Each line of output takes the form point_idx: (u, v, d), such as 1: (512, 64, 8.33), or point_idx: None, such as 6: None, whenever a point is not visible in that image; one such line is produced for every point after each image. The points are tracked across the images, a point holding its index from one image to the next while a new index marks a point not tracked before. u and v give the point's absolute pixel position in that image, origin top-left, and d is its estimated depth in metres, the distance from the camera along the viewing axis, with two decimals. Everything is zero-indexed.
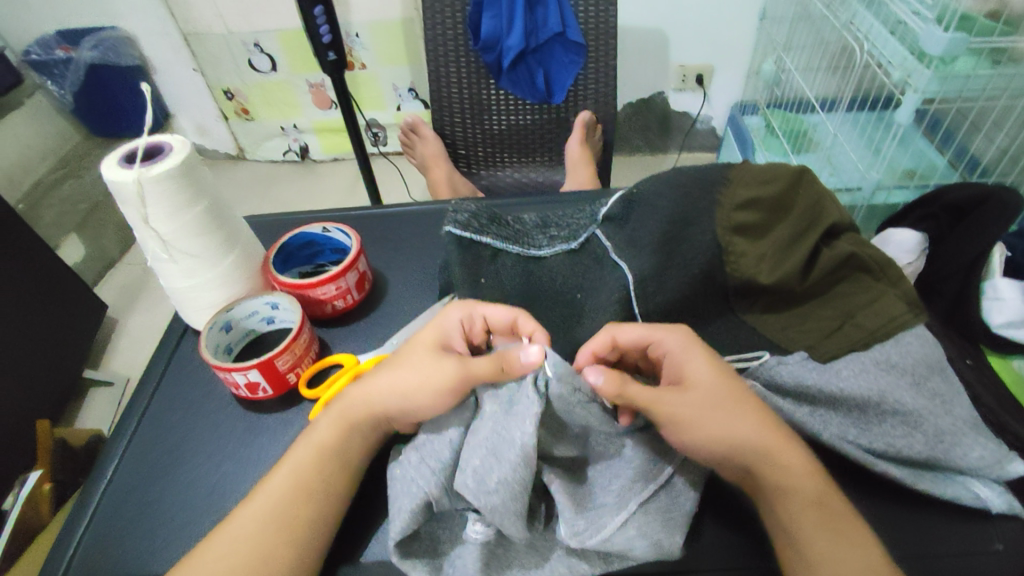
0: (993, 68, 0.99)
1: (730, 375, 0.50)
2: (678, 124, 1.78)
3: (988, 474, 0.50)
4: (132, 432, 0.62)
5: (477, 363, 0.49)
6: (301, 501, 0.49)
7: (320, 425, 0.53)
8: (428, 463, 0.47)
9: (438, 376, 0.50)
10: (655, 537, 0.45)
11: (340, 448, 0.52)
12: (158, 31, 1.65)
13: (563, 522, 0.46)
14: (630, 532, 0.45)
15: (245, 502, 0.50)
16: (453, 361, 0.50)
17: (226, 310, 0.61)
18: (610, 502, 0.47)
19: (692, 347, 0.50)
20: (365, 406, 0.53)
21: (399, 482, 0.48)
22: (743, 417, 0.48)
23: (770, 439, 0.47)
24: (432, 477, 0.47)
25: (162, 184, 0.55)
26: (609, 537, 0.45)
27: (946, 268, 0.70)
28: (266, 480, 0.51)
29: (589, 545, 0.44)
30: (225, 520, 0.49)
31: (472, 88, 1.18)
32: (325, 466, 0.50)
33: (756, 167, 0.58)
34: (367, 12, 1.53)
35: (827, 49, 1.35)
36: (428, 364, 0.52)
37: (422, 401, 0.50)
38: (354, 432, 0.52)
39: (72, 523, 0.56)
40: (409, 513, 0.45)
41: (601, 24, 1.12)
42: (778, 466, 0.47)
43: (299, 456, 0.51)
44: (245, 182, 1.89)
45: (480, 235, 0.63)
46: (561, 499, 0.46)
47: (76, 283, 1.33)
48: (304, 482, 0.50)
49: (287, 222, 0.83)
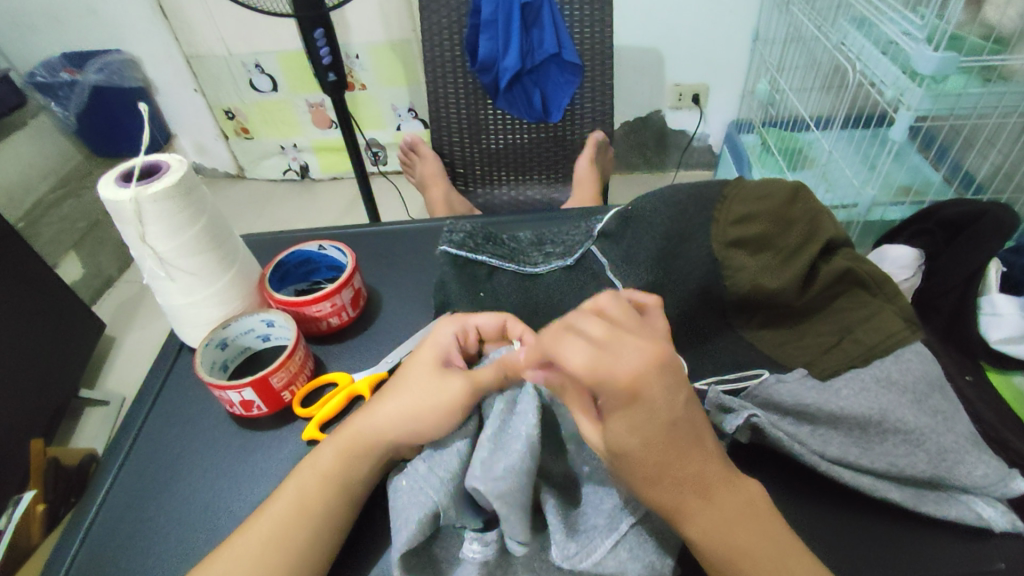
0: (982, 86, 0.98)
1: (671, 433, 0.40)
2: (675, 141, 1.80)
3: (992, 493, 0.49)
4: (128, 450, 0.61)
5: (483, 373, 0.50)
6: (304, 524, 0.48)
7: (325, 452, 0.52)
8: (436, 472, 0.46)
9: (443, 392, 0.50)
10: (648, 559, 0.45)
11: (343, 471, 0.51)
12: (162, 54, 1.68)
13: (554, 542, 0.44)
14: (622, 555, 0.44)
15: (247, 524, 0.49)
16: (458, 376, 0.50)
17: (222, 328, 0.61)
18: (601, 524, 0.46)
19: (639, 392, 0.38)
20: (365, 432, 0.52)
21: (407, 493, 0.46)
22: (662, 480, 0.42)
23: (705, 506, 0.43)
24: (440, 486, 0.45)
25: (159, 203, 0.55)
26: (599, 561, 0.44)
27: (945, 281, 0.70)
28: (269, 502, 0.50)
29: (580, 568, 0.44)
30: (225, 542, 0.49)
31: (470, 108, 1.20)
32: (330, 488, 0.50)
33: (750, 184, 0.58)
34: (367, 35, 1.56)
35: (819, 69, 1.42)
36: (434, 383, 0.51)
37: (429, 420, 0.49)
38: (357, 457, 0.51)
39: (64, 542, 0.55)
40: (416, 522, 0.44)
41: (597, 45, 1.15)
42: (705, 528, 0.42)
43: (304, 477, 0.51)
44: (245, 200, 1.91)
45: (475, 253, 0.64)
46: (553, 521, 0.45)
47: (71, 300, 1.33)
48: (309, 504, 0.49)
49: (284, 239, 0.83)
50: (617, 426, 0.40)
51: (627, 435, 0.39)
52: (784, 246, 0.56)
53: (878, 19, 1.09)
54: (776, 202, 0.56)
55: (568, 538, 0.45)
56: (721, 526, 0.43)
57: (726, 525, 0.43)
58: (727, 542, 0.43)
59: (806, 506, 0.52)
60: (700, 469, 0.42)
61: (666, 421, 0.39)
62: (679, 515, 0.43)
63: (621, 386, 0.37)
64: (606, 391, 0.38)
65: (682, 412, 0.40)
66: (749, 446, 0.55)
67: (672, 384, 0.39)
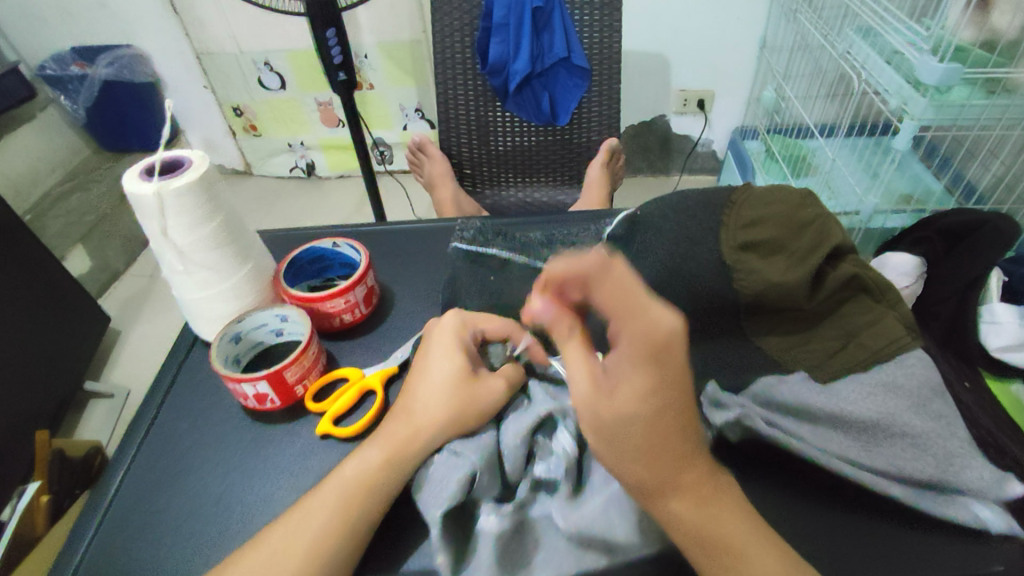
0: (987, 98, 0.99)
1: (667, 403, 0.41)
2: (679, 147, 1.81)
3: (988, 495, 0.49)
4: (140, 442, 0.62)
5: (515, 373, 0.56)
6: (343, 532, 0.47)
7: (370, 453, 0.51)
8: (473, 439, 0.52)
9: (490, 391, 0.54)
10: (648, 531, 0.46)
11: (387, 479, 0.50)
12: (172, 50, 1.70)
13: (557, 503, 0.48)
14: (614, 514, 0.47)
15: (279, 524, 0.48)
16: (500, 379, 0.55)
17: (236, 322, 0.62)
18: (599, 486, 0.49)
19: (665, 348, 0.39)
20: (413, 427, 0.52)
21: (444, 465, 0.51)
22: (643, 454, 0.43)
23: (681, 496, 0.44)
24: (478, 448, 0.50)
25: (182, 198, 0.56)
26: (592, 517, 0.47)
27: (943, 291, 0.71)
28: (305, 503, 0.49)
29: (575, 525, 0.47)
30: (254, 541, 0.48)
31: (479, 110, 1.21)
32: (374, 499, 0.49)
33: (758, 190, 0.61)
34: (377, 35, 1.58)
35: (825, 78, 1.42)
36: (474, 383, 0.54)
37: (481, 411, 0.53)
38: (404, 464, 0.51)
39: (80, 529, 0.57)
40: (459, 481, 0.48)
41: (606, 49, 1.16)
42: (680, 520, 0.44)
43: (347, 484, 0.50)
44: (251, 197, 1.92)
45: (487, 248, 0.66)
46: (561, 482, 0.49)
47: (78, 292, 1.34)
48: (350, 512, 0.48)
49: (297, 236, 0.85)
50: (620, 382, 0.41)
51: (626, 391, 0.41)
52: (795, 250, 0.57)
53: (883, 29, 1.11)
54: (784, 208, 0.59)
55: (569, 500, 0.48)
56: (700, 521, 0.44)
57: (702, 522, 0.44)
58: (712, 538, 0.44)
59: (805, 505, 0.53)
60: (676, 458, 0.44)
61: (670, 385, 0.41)
62: (656, 506, 0.45)
63: (651, 334, 0.38)
64: (635, 338, 0.38)
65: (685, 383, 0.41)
66: (748, 446, 0.57)
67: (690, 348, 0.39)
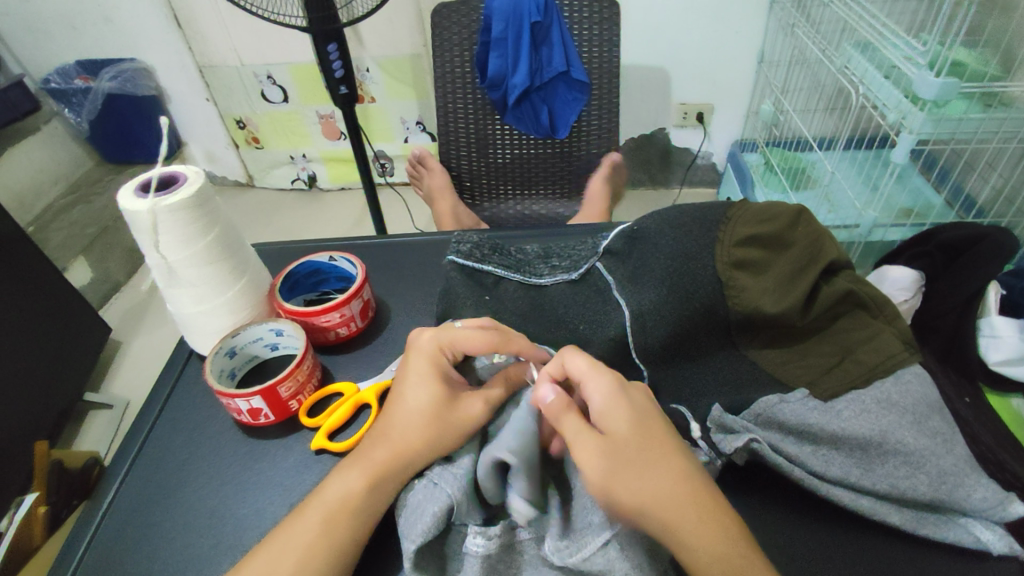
0: (984, 111, 0.99)
1: (648, 432, 0.47)
2: (679, 159, 1.82)
3: (991, 516, 0.48)
4: (135, 456, 0.62)
5: (494, 391, 0.54)
6: (325, 552, 0.47)
7: (350, 474, 0.50)
8: (451, 471, 0.49)
9: (463, 416, 0.52)
10: (637, 560, 0.44)
11: (369, 503, 0.49)
12: (176, 64, 1.72)
13: (548, 535, 0.46)
14: (611, 553, 0.44)
15: (262, 546, 0.48)
16: (475, 401, 0.53)
17: (232, 336, 0.62)
18: (594, 521, 0.45)
19: (615, 396, 0.48)
20: (386, 453, 0.51)
21: (421, 494, 0.48)
22: (634, 481, 0.44)
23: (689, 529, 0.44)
24: (454, 481, 0.47)
25: (176, 214, 0.56)
26: (589, 556, 0.44)
27: (942, 305, 0.70)
28: (288, 525, 0.48)
29: (569, 564, 0.45)
30: (240, 564, 0.47)
31: (478, 123, 1.22)
32: (356, 519, 0.49)
33: (753, 206, 0.60)
34: (378, 49, 1.59)
35: (823, 92, 1.47)
36: (446, 409, 0.52)
37: (450, 438, 0.51)
38: (384, 484, 0.50)
39: (72, 543, 0.56)
40: (432, 514, 0.45)
41: (604, 64, 1.17)
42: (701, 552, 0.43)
43: (329, 506, 0.49)
44: (253, 208, 1.93)
45: (482, 263, 0.66)
46: (553, 516, 0.47)
47: (77, 302, 1.35)
48: (333, 533, 0.48)
49: (296, 250, 0.85)
50: (608, 410, 0.48)
51: (619, 412, 0.47)
52: (785, 270, 0.58)
53: (880, 44, 1.11)
54: (778, 226, 0.59)
55: (560, 532, 0.46)
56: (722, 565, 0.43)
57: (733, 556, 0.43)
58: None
59: (813, 533, 0.50)
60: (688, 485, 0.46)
61: (644, 433, 0.47)
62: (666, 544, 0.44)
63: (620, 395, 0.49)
64: (618, 411, 0.47)
65: (647, 432, 0.47)
66: (745, 465, 0.54)
67: (642, 421, 0.47)
